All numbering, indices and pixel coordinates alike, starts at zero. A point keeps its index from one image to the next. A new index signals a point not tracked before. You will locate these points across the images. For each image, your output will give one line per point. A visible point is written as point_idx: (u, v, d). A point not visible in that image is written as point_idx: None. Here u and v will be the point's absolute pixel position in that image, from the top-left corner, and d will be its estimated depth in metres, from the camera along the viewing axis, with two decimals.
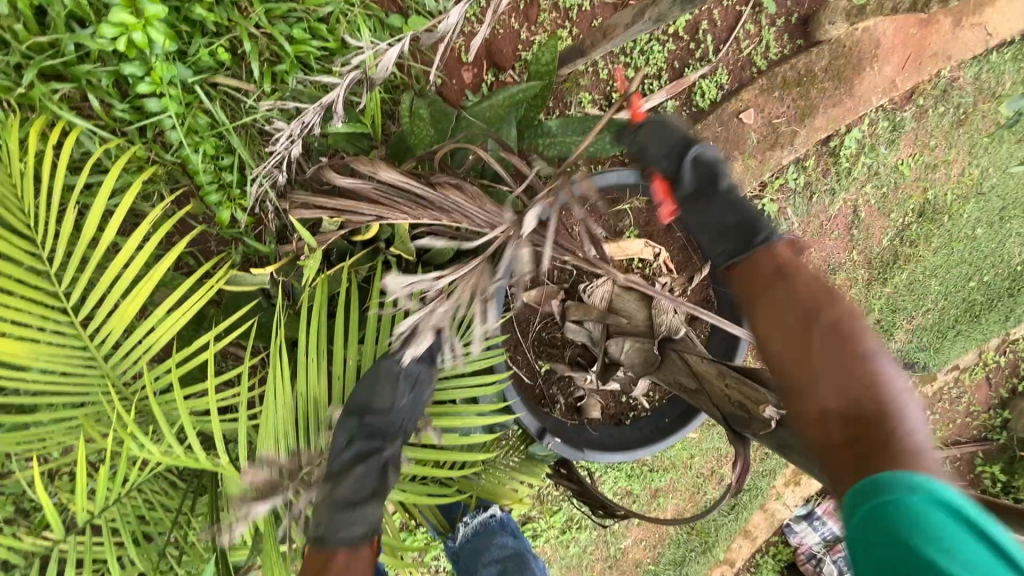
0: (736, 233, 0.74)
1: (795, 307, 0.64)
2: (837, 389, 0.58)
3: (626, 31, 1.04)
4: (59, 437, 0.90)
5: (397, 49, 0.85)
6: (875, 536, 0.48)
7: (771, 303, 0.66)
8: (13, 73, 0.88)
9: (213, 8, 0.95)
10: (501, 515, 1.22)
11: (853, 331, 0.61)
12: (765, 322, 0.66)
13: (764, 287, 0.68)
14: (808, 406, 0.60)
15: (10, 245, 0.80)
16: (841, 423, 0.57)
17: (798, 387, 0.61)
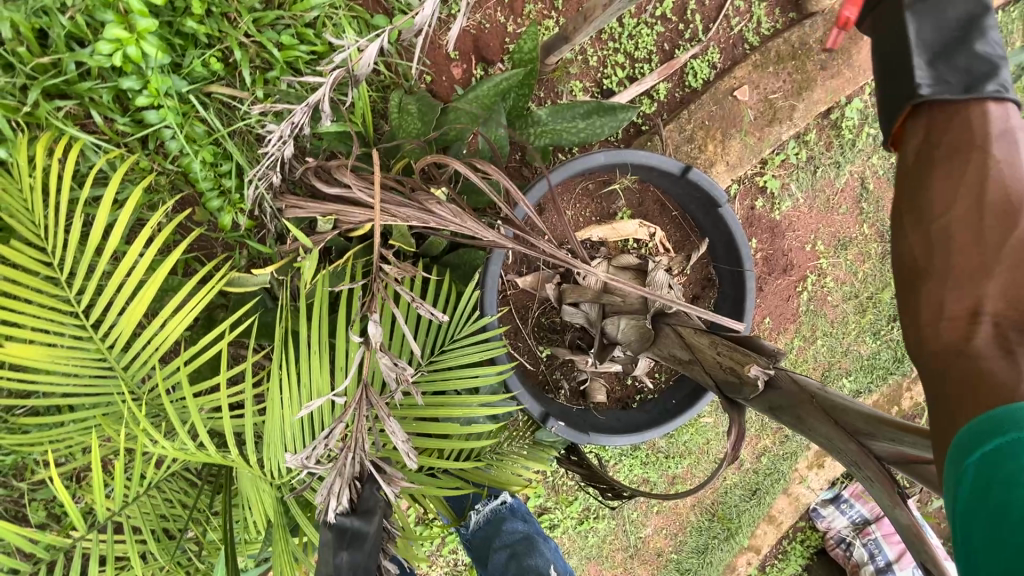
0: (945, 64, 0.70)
1: (973, 177, 0.63)
2: (1001, 290, 0.56)
3: (604, 12, 1.05)
4: (80, 438, 0.95)
5: (376, 45, 0.88)
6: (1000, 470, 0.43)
7: (967, 174, 0.64)
8: (19, 93, 0.93)
9: (204, 20, 0.99)
10: (512, 503, 1.26)
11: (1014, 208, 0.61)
12: (943, 195, 0.64)
13: (946, 149, 0.66)
14: (954, 301, 0.57)
15: (24, 255, 0.85)
16: (991, 323, 0.54)
17: (929, 270, 0.62)
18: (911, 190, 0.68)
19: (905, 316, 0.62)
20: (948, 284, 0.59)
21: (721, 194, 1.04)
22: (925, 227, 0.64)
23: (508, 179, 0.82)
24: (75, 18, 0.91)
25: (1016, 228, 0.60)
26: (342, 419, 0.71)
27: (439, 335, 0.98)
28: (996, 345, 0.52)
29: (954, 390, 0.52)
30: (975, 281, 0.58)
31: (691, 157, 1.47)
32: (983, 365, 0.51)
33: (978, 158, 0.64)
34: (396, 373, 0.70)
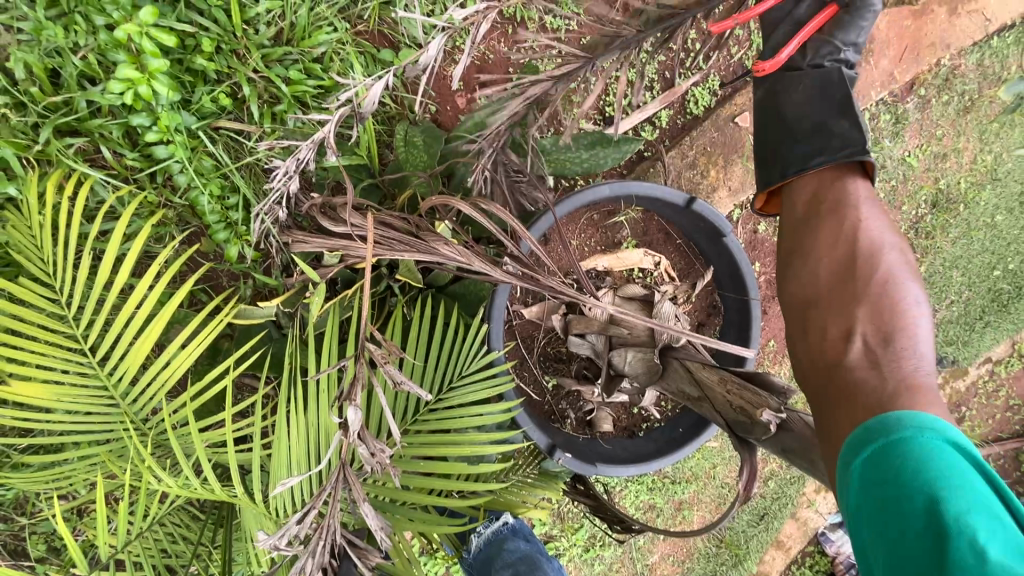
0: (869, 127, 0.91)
1: (843, 245, 0.80)
2: (868, 315, 0.71)
3: (605, 51, 1.11)
4: (83, 475, 0.93)
5: (382, 84, 0.90)
6: (881, 470, 0.54)
7: (835, 229, 0.81)
8: (31, 131, 0.95)
9: (213, 57, 1.00)
10: (514, 523, 1.25)
11: (859, 268, 0.76)
12: (826, 248, 0.81)
13: (812, 220, 0.85)
14: (835, 324, 0.73)
15: (33, 293, 0.85)
16: (861, 340, 0.69)
17: (817, 296, 0.78)
18: (801, 240, 0.85)
19: (800, 339, 0.77)
20: (830, 314, 0.75)
21: (726, 225, 1.05)
22: (811, 268, 0.80)
23: (513, 217, 0.82)
24: (87, 58, 0.93)
25: (869, 271, 0.75)
26: (317, 502, 0.71)
27: (448, 372, 0.97)
28: (865, 357, 0.67)
29: (832, 394, 0.67)
30: (849, 308, 0.73)
31: (693, 183, 1.48)
32: (855, 374, 0.66)
33: (845, 220, 0.81)
34: (376, 454, 0.68)
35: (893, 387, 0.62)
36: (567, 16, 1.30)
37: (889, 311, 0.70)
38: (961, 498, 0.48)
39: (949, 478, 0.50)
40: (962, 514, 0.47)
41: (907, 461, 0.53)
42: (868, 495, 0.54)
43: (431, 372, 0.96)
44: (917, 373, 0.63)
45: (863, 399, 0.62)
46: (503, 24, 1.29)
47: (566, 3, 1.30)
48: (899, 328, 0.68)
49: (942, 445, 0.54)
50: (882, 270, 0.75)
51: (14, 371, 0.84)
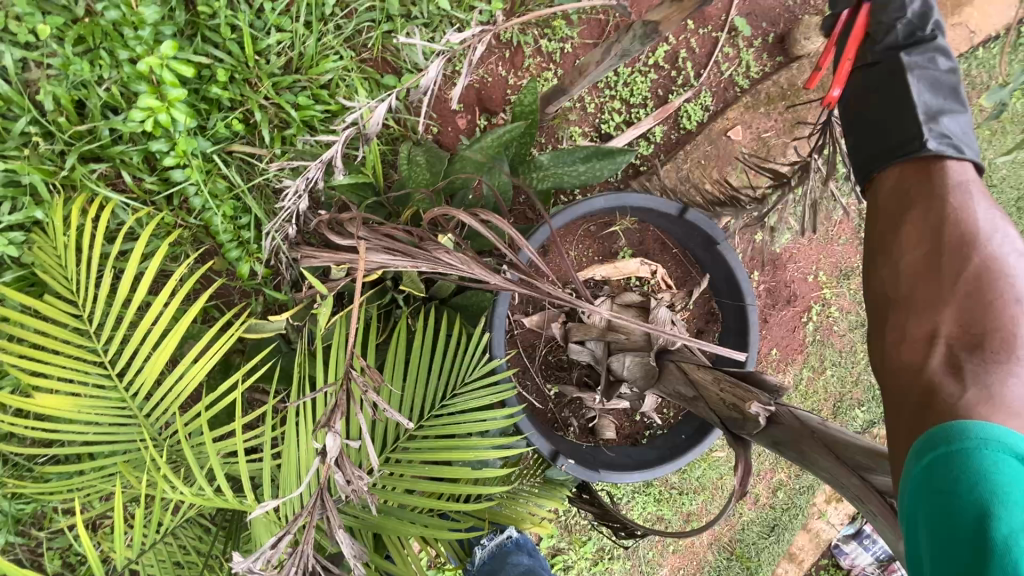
0: (941, 116, 0.85)
1: (948, 232, 0.71)
2: (957, 317, 0.63)
3: (597, 68, 1.12)
4: (100, 486, 0.96)
5: (384, 106, 0.95)
6: (934, 479, 0.49)
7: (929, 219, 0.73)
8: (58, 158, 1.01)
9: (228, 86, 1.07)
10: (518, 538, 1.26)
11: (955, 252, 0.69)
12: (910, 242, 0.73)
13: (900, 213, 0.78)
14: (917, 326, 0.65)
15: (56, 309, 0.90)
16: (946, 345, 0.62)
17: (896, 295, 0.71)
18: (884, 234, 0.77)
19: (878, 338, 0.71)
20: (913, 312, 0.67)
21: (719, 233, 1.08)
22: (891, 265, 0.74)
23: (510, 226, 0.85)
24: (111, 89, 1.00)
25: (971, 261, 0.67)
26: (293, 528, 0.67)
27: (451, 379, 1.00)
28: (947, 364, 0.60)
29: (912, 394, 0.60)
30: (935, 309, 0.65)
31: (689, 195, 1.53)
32: (933, 378, 0.59)
33: (934, 213, 0.73)
34: (354, 480, 0.70)
35: (975, 397, 0.55)
36: (561, 40, 1.36)
37: (988, 311, 0.62)
38: (1015, 519, 0.45)
39: (1009, 496, 0.46)
40: (1012, 535, 0.44)
41: (967, 471, 0.48)
42: (918, 504, 0.49)
43: (434, 379, 0.98)
44: (1009, 390, 0.55)
45: (935, 402, 0.57)
46: (500, 48, 1.35)
47: (560, 27, 1.36)
48: (994, 333, 0.60)
49: (1008, 464, 0.49)
50: (977, 265, 0.66)
51: (38, 383, 0.88)
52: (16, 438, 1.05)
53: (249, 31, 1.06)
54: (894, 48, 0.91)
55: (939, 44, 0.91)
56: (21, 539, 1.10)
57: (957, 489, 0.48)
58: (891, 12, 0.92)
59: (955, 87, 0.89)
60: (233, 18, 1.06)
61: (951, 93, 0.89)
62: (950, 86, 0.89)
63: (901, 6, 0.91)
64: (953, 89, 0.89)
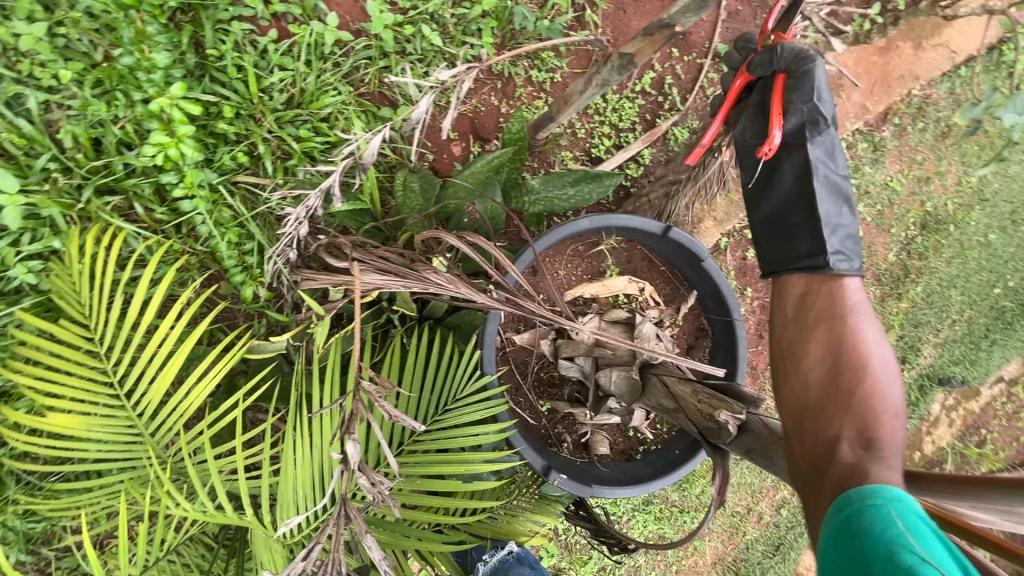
0: (834, 224, 0.86)
1: (845, 348, 0.74)
2: (855, 424, 0.66)
3: (581, 96, 1.18)
4: (107, 503, 1.00)
5: (379, 138, 1.01)
6: (846, 534, 0.52)
7: (832, 330, 0.76)
8: (75, 192, 1.08)
9: (234, 122, 1.14)
10: (520, 551, 1.25)
11: (857, 364, 0.72)
12: (815, 356, 0.75)
13: (805, 323, 0.80)
14: (822, 430, 0.66)
15: (70, 332, 0.95)
16: (849, 446, 0.63)
17: (806, 404, 0.71)
18: (792, 346, 0.78)
19: (786, 446, 0.69)
20: (813, 419, 0.68)
21: (703, 250, 1.12)
22: (798, 375, 0.75)
23: (495, 248, 0.89)
24: (126, 128, 1.07)
25: (863, 378, 0.71)
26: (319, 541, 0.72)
27: (443, 394, 1.04)
28: (853, 458, 0.62)
29: (828, 494, 0.60)
30: (837, 416, 0.67)
31: (679, 215, 1.57)
32: (844, 471, 0.60)
33: (839, 325, 0.77)
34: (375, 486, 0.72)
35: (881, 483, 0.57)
36: (550, 70, 1.42)
37: (877, 420, 0.66)
38: (914, 550, 0.47)
39: (906, 532, 0.49)
40: (917, 563, 0.46)
41: (868, 519, 0.52)
42: (835, 553, 0.52)
43: (427, 395, 1.02)
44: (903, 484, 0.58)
45: (846, 484, 0.59)
46: (492, 79, 1.42)
47: (548, 58, 1.42)
48: (886, 438, 0.64)
49: (915, 508, 0.52)
50: (870, 379, 0.70)
51: (52, 403, 0.93)
52: (30, 457, 1.10)
53: (253, 70, 1.14)
54: (799, 136, 0.87)
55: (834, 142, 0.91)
56: (31, 557, 1.13)
57: (861, 534, 0.51)
58: (799, 93, 0.83)
59: (846, 193, 0.89)
60: (239, 59, 1.13)
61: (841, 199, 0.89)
62: (844, 192, 0.89)
63: (810, 92, 0.82)
64: (844, 195, 0.89)
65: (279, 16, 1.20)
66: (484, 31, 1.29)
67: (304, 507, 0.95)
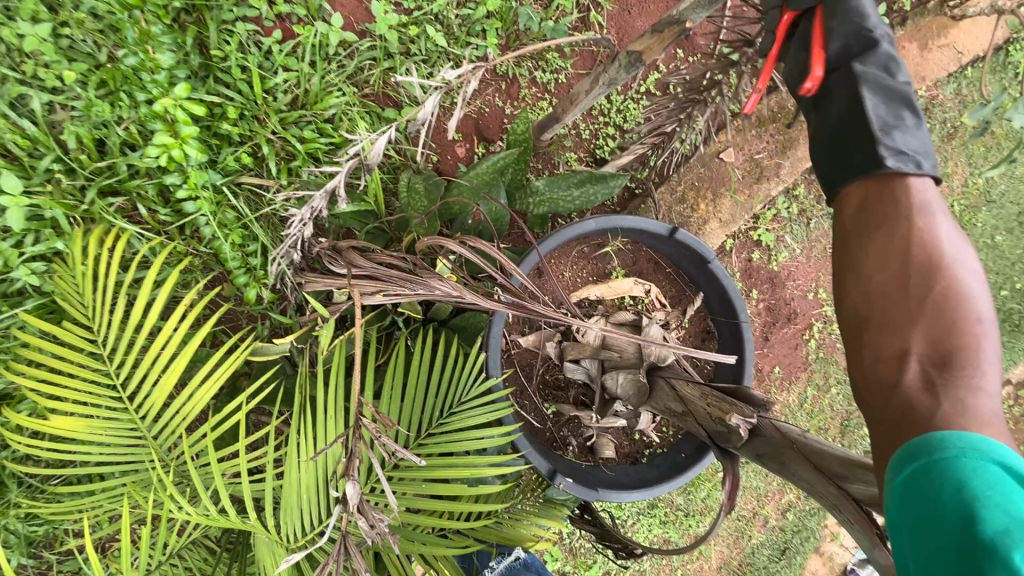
0: (892, 130, 0.74)
1: (913, 249, 0.67)
2: (925, 335, 0.62)
3: (587, 97, 1.17)
4: (109, 507, 0.99)
5: (384, 139, 1.00)
6: (915, 494, 0.51)
7: (894, 231, 0.69)
8: (78, 193, 1.08)
9: (238, 122, 1.14)
10: (526, 558, 1.24)
11: (930, 266, 0.65)
12: (879, 261, 0.69)
13: (865, 227, 0.72)
14: (887, 345, 0.64)
15: (73, 335, 0.94)
16: (919, 365, 0.61)
17: (868, 318, 0.67)
18: (850, 254, 0.72)
19: (853, 363, 0.68)
20: (881, 333, 0.65)
21: (710, 251, 1.11)
22: (859, 284, 0.69)
23: (500, 252, 0.88)
24: (129, 128, 1.07)
25: (937, 279, 0.64)
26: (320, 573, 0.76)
27: (448, 397, 1.03)
28: (922, 383, 0.59)
29: (891, 418, 0.60)
30: (906, 329, 0.63)
31: (684, 217, 1.56)
32: (908, 400, 0.59)
33: (902, 228, 0.68)
34: (375, 524, 0.76)
35: (950, 410, 0.56)
36: (554, 71, 1.42)
37: (953, 329, 0.61)
38: (1001, 516, 0.45)
39: (990, 497, 0.47)
40: (1001, 532, 0.44)
41: (942, 480, 0.50)
42: (903, 515, 0.51)
43: (432, 399, 1.01)
44: (980, 403, 0.56)
45: (910, 418, 0.58)
46: (496, 80, 1.41)
47: (553, 58, 1.41)
48: (963, 349, 0.60)
49: (995, 467, 0.50)
50: (945, 279, 0.64)
51: (54, 406, 0.92)
52: (32, 459, 1.10)
53: (257, 71, 1.13)
54: (845, 55, 0.76)
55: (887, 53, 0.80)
56: (33, 560, 1.13)
57: (931, 497, 0.50)
58: (835, 16, 0.74)
59: (908, 95, 0.76)
60: (243, 60, 1.13)
61: (903, 103, 0.76)
62: (904, 95, 0.76)
63: (849, 15, 0.74)
64: (907, 98, 0.76)
65: (283, 16, 1.19)
66: (488, 32, 1.29)
67: (307, 512, 0.94)
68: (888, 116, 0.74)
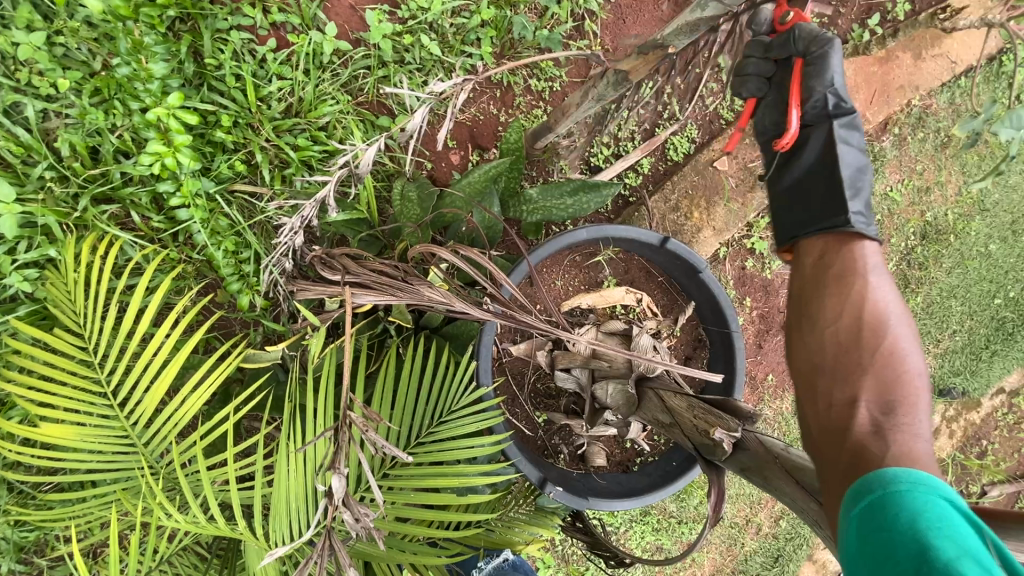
0: (857, 190, 0.85)
1: (859, 305, 0.75)
2: (874, 385, 0.68)
3: (578, 108, 1.17)
4: (100, 513, 0.99)
5: (375, 149, 1.01)
6: (869, 527, 0.51)
7: (847, 288, 0.77)
8: (72, 201, 1.08)
9: (231, 130, 1.14)
10: (514, 558, 1.23)
11: (877, 322, 0.74)
12: (834, 313, 0.76)
13: (822, 279, 0.81)
14: (840, 392, 0.69)
15: (64, 342, 0.95)
16: (867, 409, 0.65)
17: (821, 363, 0.73)
18: (807, 306, 0.80)
19: (805, 408, 0.72)
20: (835, 380, 0.70)
21: (700, 261, 1.11)
22: (816, 331, 0.76)
23: (491, 262, 0.89)
24: (123, 136, 1.08)
25: (882, 335, 0.73)
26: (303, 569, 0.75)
27: (439, 406, 1.03)
28: (870, 426, 0.63)
29: (844, 459, 0.61)
30: (856, 377, 0.69)
31: (678, 225, 1.56)
32: (862, 442, 0.61)
33: (858, 286, 0.77)
34: (360, 518, 0.76)
35: (899, 452, 0.58)
36: (549, 79, 1.42)
37: (897, 382, 0.68)
38: (952, 546, 0.45)
39: (939, 527, 0.47)
40: (954, 560, 0.44)
41: (892, 512, 0.51)
42: (860, 548, 0.51)
43: (422, 407, 1.01)
44: (921, 445, 0.60)
45: (865, 458, 0.59)
46: (490, 88, 1.41)
47: (548, 67, 1.42)
48: (904, 399, 0.66)
49: (941, 498, 0.51)
50: (888, 337, 0.72)
51: (45, 414, 0.93)
52: (23, 466, 1.10)
53: (251, 79, 1.14)
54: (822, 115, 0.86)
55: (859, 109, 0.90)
56: (23, 566, 1.13)
57: (885, 527, 0.50)
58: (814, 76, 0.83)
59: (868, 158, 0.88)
60: (238, 68, 1.13)
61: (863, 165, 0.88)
62: (866, 157, 0.88)
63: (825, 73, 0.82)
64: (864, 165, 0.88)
65: (278, 25, 1.20)
66: (483, 41, 1.29)
67: (296, 520, 0.94)
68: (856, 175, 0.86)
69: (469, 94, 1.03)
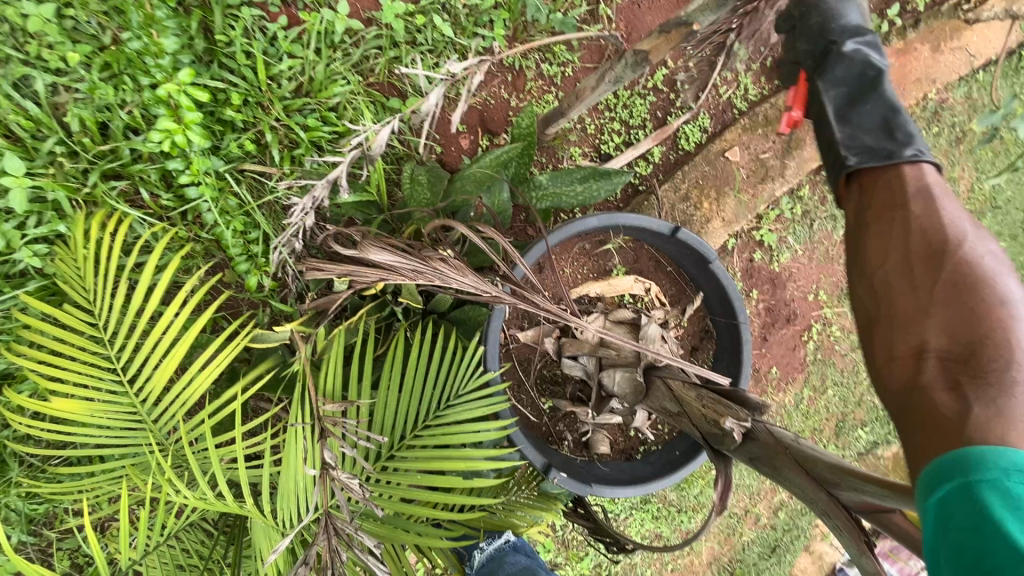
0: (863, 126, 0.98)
1: (907, 246, 0.79)
2: (942, 329, 0.67)
3: (593, 92, 1.15)
4: (109, 488, 1.00)
5: (388, 130, 1.00)
6: (955, 520, 0.49)
7: (895, 235, 0.81)
8: (81, 176, 1.08)
9: (241, 109, 1.13)
10: (516, 541, 1.24)
11: (933, 260, 0.75)
12: (881, 260, 0.80)
13: (863, 229, 0.87)
14: (907, 342, 0.69)
15: (75, 317, 0.95)
16: (935, 356, 0.65)
17: (881, 313, 0.77)
18: (858, 258, 0.85)
19: (880, 363, 0.74)
20: (901, 329, 0.72)
21: (711, 252, 1.10)
22: (869, 282, 0.81)
23: (505, 239, 0.88)
24: (133, 112, 1.07)
25: (942, 272, 0.73)
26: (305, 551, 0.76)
27: (445, 390, 1.03)
28: (941, 378, 0.62)
29: (914, 417, 0.62)
30: (923, 324, 0.69)
31: (687, 215, 1.55)
32: (930, 399, 0.61)
33: (897, 229, 0.82)
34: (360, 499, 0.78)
35: (980, 410, 0.56)
36: (561, 64, 1.40)
37: (972, 322, 0.65)
38: None
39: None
40: None
41: (983, 503, 0.49)
42: (941, 540, 0.50)
43: (428, 391, 1.01)
44: (1012, 401, 0.56)
45: (934, 419, 0.59)
46: (502, 72, 1.40)
47: (560, 51, 1.40)
48: (981, 340, 0.63)
49: None
50: (950, 274, 0.72)
51: (55, 388, 0.93)
52: (33, 439, 1.11)
53: (262, 57, 1.13)
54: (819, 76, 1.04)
55: (874, 58, 1.02)
56: (33, 538, 1.14)
57: (975, 523, 0.48)
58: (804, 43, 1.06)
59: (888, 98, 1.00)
60: (248, 45, 1.12)
61: (885, 106, 1.00)
62: (884, 99, 1.00)
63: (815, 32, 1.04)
64: (885, 102, 1.00)
65: (289, 2, 1.18)
66: (496, 23, 1.27)
67: (302, 499, 0.95)
68: (863, 120, 0.99)
69: (484, 75, 1.01)
